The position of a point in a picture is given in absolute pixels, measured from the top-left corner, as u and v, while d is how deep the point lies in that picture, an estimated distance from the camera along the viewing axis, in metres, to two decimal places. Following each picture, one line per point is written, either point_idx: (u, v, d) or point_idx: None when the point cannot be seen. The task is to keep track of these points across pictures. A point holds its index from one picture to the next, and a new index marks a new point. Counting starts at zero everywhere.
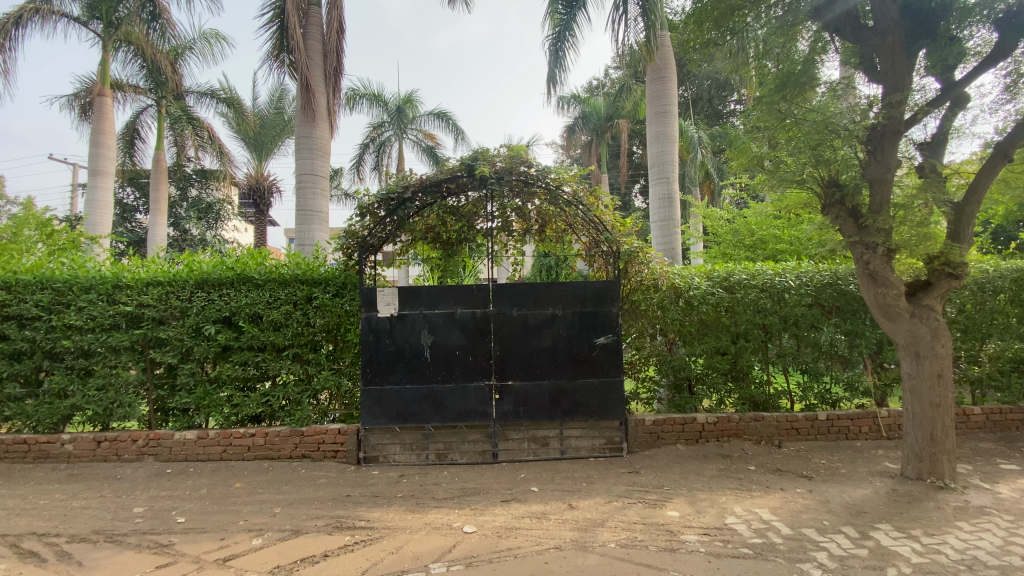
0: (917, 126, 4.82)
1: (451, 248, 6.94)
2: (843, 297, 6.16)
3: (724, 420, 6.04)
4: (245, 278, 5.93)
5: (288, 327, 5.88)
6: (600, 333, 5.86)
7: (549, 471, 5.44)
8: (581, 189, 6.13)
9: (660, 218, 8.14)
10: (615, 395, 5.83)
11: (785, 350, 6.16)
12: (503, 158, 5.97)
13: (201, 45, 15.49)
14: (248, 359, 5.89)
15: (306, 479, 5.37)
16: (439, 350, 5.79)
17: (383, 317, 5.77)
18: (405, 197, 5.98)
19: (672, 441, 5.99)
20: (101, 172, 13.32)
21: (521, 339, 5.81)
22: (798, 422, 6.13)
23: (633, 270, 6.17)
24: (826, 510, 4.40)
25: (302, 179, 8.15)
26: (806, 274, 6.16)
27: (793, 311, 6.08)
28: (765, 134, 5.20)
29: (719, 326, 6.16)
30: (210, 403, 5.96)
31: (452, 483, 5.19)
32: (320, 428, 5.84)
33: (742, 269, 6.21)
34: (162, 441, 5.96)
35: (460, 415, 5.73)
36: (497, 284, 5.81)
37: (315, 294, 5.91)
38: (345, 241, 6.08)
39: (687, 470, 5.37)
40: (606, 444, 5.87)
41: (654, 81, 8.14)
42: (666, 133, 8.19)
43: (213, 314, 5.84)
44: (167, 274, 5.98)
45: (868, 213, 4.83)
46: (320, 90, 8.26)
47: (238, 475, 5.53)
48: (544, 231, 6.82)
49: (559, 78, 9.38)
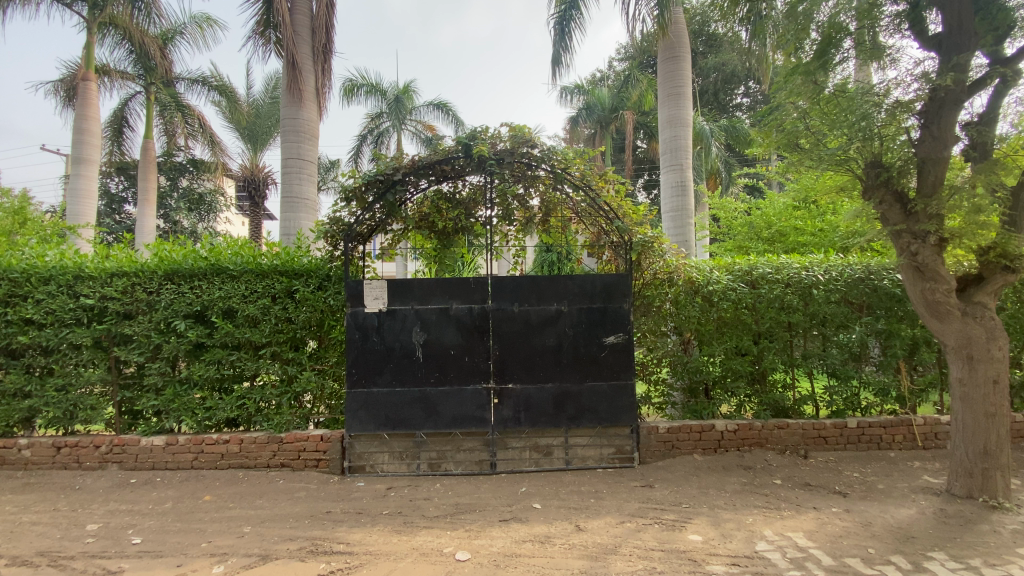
0: (975, 97, 4.19)
1: (448, 239, 6.41)
2: (875, 293, 5.63)
3: (744, 428, 5.50)
4: (219, 269, 5.37)
5: (266, 323, 5.33)
6: (610, 332, 5.32)
7: (553, 484, 4.90)
8: (590, 172, 5.57)
9: (672, 207, 7.59)
10: (627, 400, 5.29)
11: (811, 351, 5.62)
12: (504, 140, 5.37)
13: (192, 30, 14.86)
14: (222, 359, 5.35)
15: (284, 493, 4.84)
16: (433, 349, 5.24)
17: (371, 313, 5.24)
18: (394, 179, 5.39)
19: (689, 451, 5.44)
20: (86, 160, 12.78)
21: (523, 338, 5.27)
22: (826, 431, 5.60)
23: (646, 262, 5.62)
24: (869, 536, 3.87)
25: (288, 163, 7.57)
26: (836, 268, 5.60)
27: (821, 308, 5.52)
28: (799, 109, 4.64)
29: (740, 325, 5.61)
30: (181, 406, 5.40)
31: (446, 497, 4.66)
32: (300, 435, 5.31)
33: (766, 262, 5.65)
34: (127, 447, 5.41)
35: (455, 421, 5.20)
36: (497, 277, 5.25)
37: (295, 287, 5.37)
38: (328, 229, 5.47)
39: (706, 484, 4.84)
40: (615, 454, 5.35)
41: (666, 60, 7.54)
42: (679, 117, 7.59)
43: (184, 308, 5.30)
44: (134, 264, 5.43)
45: (917, 198, 4.30)
46: (308, 68, 7.68)
47: (209, 487, 5.00)
48: (548, 221, 6.31)
49: (564, 61, 8.81)
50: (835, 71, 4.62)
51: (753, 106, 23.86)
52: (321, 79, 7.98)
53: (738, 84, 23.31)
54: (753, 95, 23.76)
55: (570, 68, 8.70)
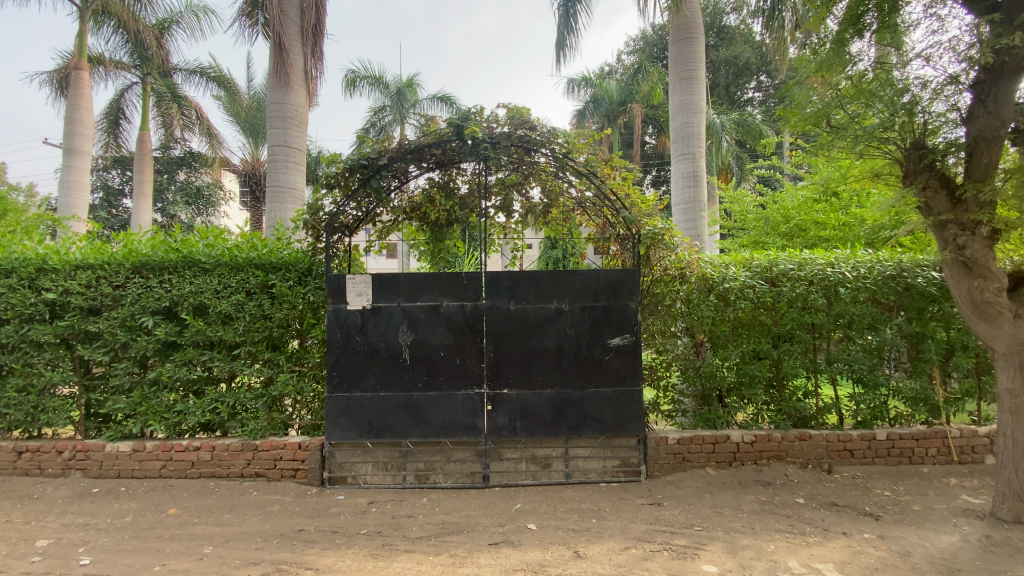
0: None
1: (441, 231, 5.99)
2: (906, 292, 5.13)
3: (762, 439, 5.01)
4: (191, 261, 4.96)
5: (240, 320, 4.90)
6: (615, 333, 4.86)
7: (551, 500, 4.45)
8: (595, 157, 5.09)
9: (684, 198, 7.03)
10: (633, 408, 4.82)
11: (836, 356, 5.12)
12: (501, 122, 4.87)
13: (189, 19, 14.47)
14: (193, 358, 4.92)
15: (255, 507, 4.41)
16: (421, 350, 4.80)
17: (353, 310, 4.80)
18: (380, 164, 4.92)
19: (701, 465, 4.96)
20: (78, 151, 12.45)
21: (519, 339, 4.81)
22: (852, 443, 5.11)
23: (656, 257, 5.14)
24: (909, 569, 3.39)
25: (275, 151, 7.15)
26: (864, 264, 5.10)
27: (848, 309, 5.02)
28: (830, 85, 4.14)
29: (759, 327, 5.12)
30: (148, 410, 4.98)
31: (431, 515, 4.21)
32: (277, 442, 4.88)
33: (787, 258, 5.14)
34: (92, 453, 5.02)
35: (445, 429, 4.75)
36: (491, 272, 4.80)
37: (272, 281, 4.93)
38: (308, 219, 5.00)
39: (721, 503, 4.37)
40: (620, 466, 4.88)
41: (678, 43, 7.07)
42: (691, 102, 7.06)
43: (151, 304, 4.88)
44: (100, 256, 5.01)
45: (966, 183, 3.87)
46: (297, 50, 7.24)
47: (175, 499, 4.59)
48: (549, 213, 5.89)
49: (569, 43, 8.33)
50: (872, 41, 4.11)
51: (765, 101, 23.24)
52: (312, 61, 7.56)
53: (750, 78, 22.67)
54: (765, 90, 23.15)
55: (575, 51, 8.22)
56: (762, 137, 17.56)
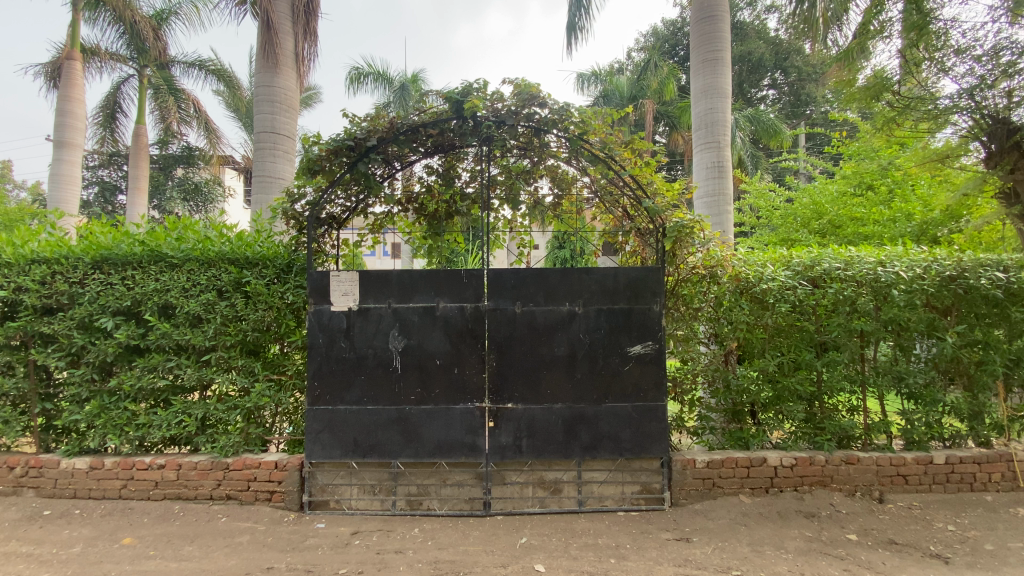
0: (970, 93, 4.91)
1: (439, 224, 5.41)
2: (965, 295, 4.48)
3: (804, 463, 4.38)
4: (159, 255, 4.41)
5: (210, 323, 4.34)
6: (636, 340, 4.26)
7: (563, 534, 3.85)
8: (614, 139, 4.49)
9: (707, 191, 6.34)
10: (656, 426, 4.22)
11: (886, 367, 4.49)
12: (507, 99, 4.26)
13: (188, 10, 13.96)
14: (158, 365, 4.35)
15: (222, 537, 3.85)
16: (414, 357, 4.21)
17: (338, 312, 4.24)
18: (369, 146, 4.32)
19: (733, 492, 4.33)
20: (68, 144, 12.04)
21: (526, 346, 4.22)
22: (905, 467, 4.49)
23: (683, 253, 4.51)
24: None
25: (261, 137, 6.60)
26: (920, 262, 4.42)
27: (902, 315, 4.38)
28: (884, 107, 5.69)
29: (798, 334, 4.48)
30: (107, 422, 4.42)
31: (423, 551, 3.63)
32: (250, 461, 4.30)
33: (832, 255, 4.50)
34: (45, 470, 4.48)
35: (440, 449, 4.17)
36: (494, 269, 4.20)
37: (245, 278, 4.36)
38: (288, 208, 4.48)
39: (761, 539, 3.76)
40: (640, 493, 4.28)
41: (702, 21, 6.50)
42: (716, 85, 6.41)
43: (111, 303, 4.33)
44: (55, 249, 4.46)
45: None
46: (287, 29, 6.73)
47: (133, 525, 4.04)
48: (559, 205, 5.32)
49: (580, 24, 7.72)
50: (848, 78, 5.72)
51: (780, 99, 22.58)
52: (302, 42, 7.04)
53: (764, 75, 21.95)
54: (779, 87, 22.37)
55: (587, 33, 7.62)
56: (777, 135, 16.92)
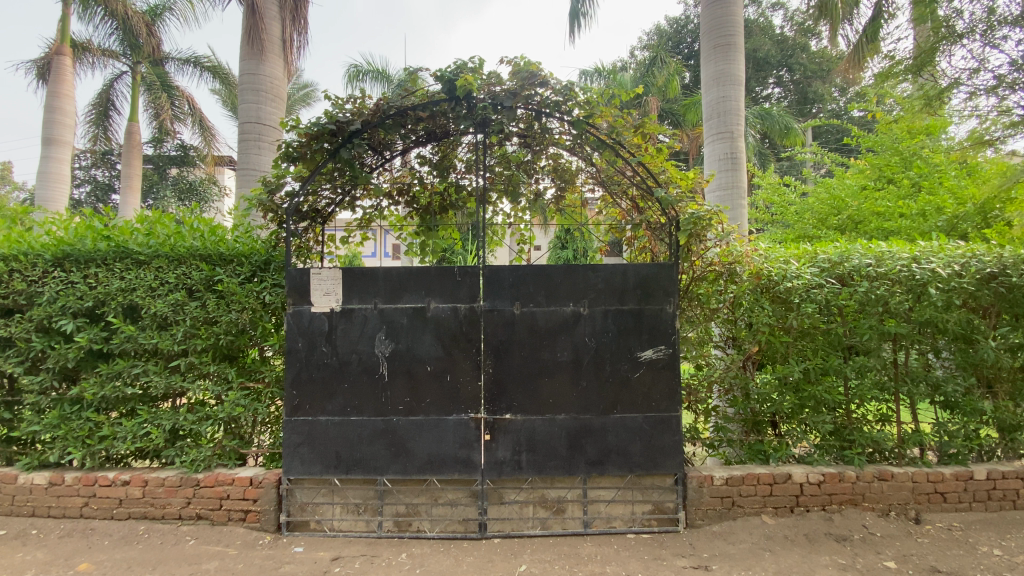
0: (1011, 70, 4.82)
1: (432, 219, 5.02)
2: (1007, 294, 4.06)
3: (832, 480, 3.98)
4: (125, 251, 4.04)
5: (179, 325, 3.97)
6: (646, 345, 3.87)
7: (567, 560, 3.47)
8: (622, 124, 4.11)
9: (720, 185, 5.94)
10: (669, 439, 3.83)
11: (922, 374, 4.09)
12: (505, 80, 3.88)
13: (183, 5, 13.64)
14: (122, 371, 3.97)
15: (189, 563, 3.47)
16: (402, 362, 3.83)
17: (319, 313, 3.86)
18: (352, 130, 3.95)
19: (755, 511, 3.93)
20: (56, 141, 11.71)
21: (526, 351, 3.83)
22: (943, 484, 4.09)
23: (697, 251, 4.05)
24: None
25: (245, 129, 6.25)
26: (958, 259, 3.99)
27: (940, 316, 3.97)
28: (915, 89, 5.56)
29: (824, 337, 4.08)
30: (68, 434, 4.04)
31: None
32: (223, 477, 3.92)
33: (862, 251, 4.09)
34: (2, 486, 4.12)
35: (431, 464, 3.79)
36: (491, 266, 3.82)
37: (218, 276, 3.99)
38: (265, 200, 4.09)
39: (789, 568, 3.37)
40: (652, 513, 3.89)
41: (712, 5, 6.11)
42: (728, 72, 6.01)
43: (72, 304, 3.96)
44: (13, 244, 4.08)
45: None
46: (273, 14, 6.37)
47: (91, 549, 3.66)
48: (562, 198, 4.94)
49: (582, 11, 7.34)
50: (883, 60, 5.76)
51: (785, 97, 22.04)
52: (290, 28, 6.68)
53: (770, 74, 21.47)
54: (785, 86, 21.82)
55: (589, 19, 7.24)
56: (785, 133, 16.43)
